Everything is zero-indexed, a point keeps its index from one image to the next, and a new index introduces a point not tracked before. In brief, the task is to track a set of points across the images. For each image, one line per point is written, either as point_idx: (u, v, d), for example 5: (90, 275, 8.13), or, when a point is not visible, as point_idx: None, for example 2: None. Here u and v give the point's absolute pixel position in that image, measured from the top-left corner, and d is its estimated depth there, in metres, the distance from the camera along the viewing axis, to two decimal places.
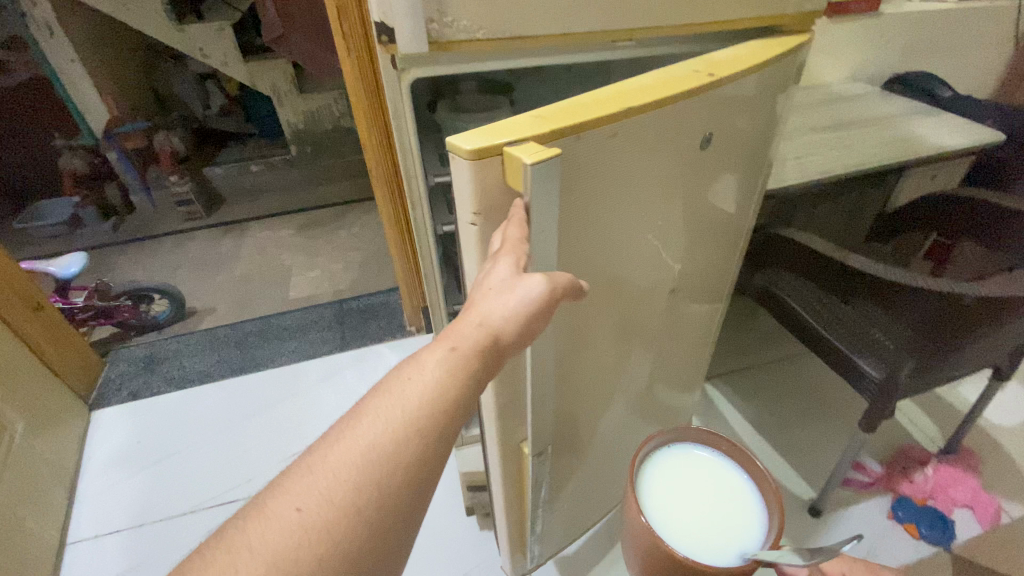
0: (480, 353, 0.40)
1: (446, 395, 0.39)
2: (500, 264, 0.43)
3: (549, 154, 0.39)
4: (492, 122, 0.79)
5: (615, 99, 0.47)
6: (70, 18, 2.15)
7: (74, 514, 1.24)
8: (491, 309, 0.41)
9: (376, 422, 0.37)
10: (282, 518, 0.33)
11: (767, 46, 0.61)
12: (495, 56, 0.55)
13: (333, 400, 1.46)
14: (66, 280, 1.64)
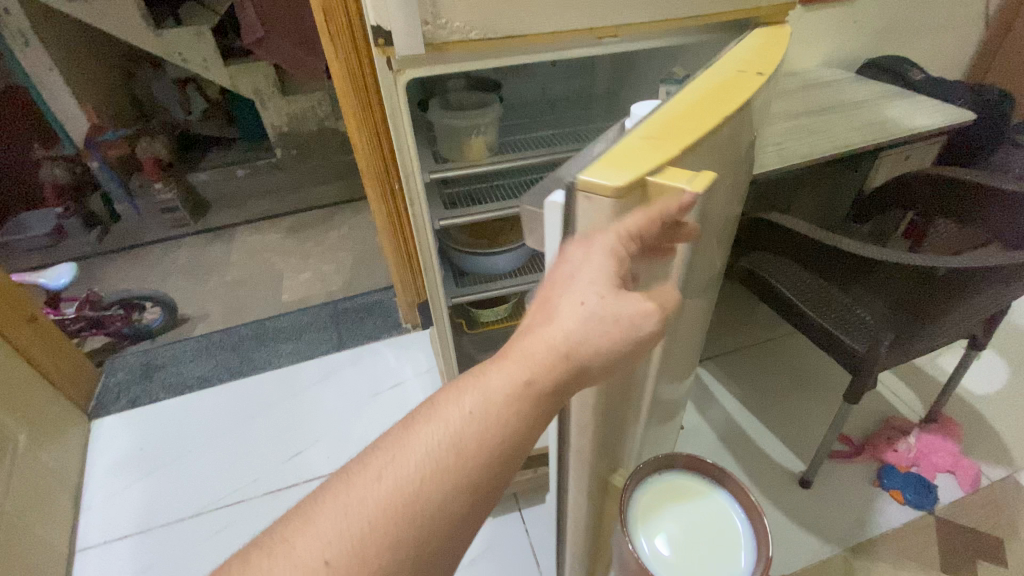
0: (543, 382, 0.41)
1: (498, 428, 0.40)
2: (596, 265, 0.41)
3: (705, 179, 0.37)
4: (484, 119, 0.81)
5: (697, 109, 0.46)
6: (46, 27, 2.13)
7: (80, 522, 1.25)
8: (569, 327, 0.41)
9: (421, 459, 0.38)
10: (310, 567, 0.34)
11: (756, 37, 0.63)
12: (487, 54, 0.57)
13: (332, 396, 1.49)
14: (56, 291, 1.63)
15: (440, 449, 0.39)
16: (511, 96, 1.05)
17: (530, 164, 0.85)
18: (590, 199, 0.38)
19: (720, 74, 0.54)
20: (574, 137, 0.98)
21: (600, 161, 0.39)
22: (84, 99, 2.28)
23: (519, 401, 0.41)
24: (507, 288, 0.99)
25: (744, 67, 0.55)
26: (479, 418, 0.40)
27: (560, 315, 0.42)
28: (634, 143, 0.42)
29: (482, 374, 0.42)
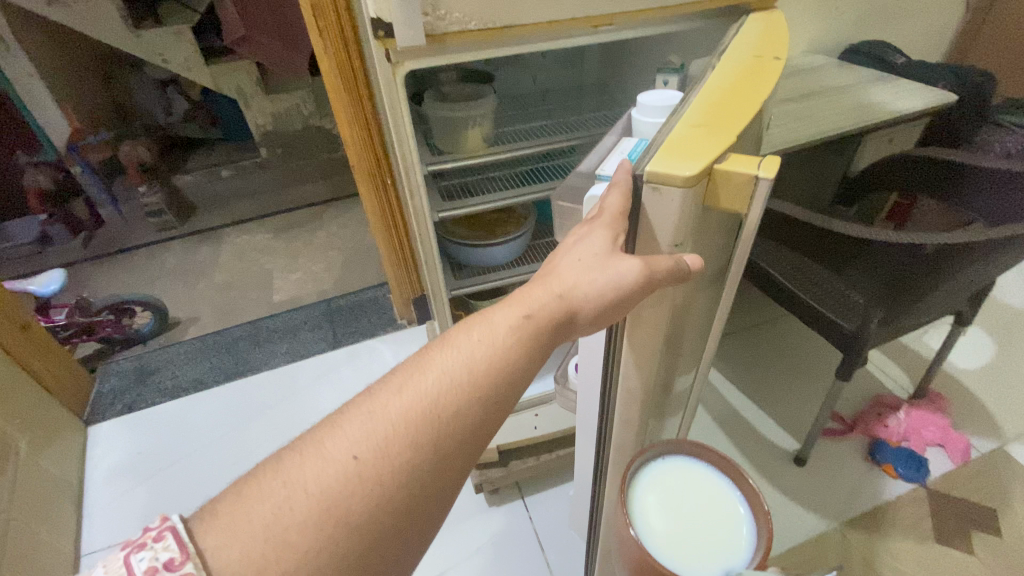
0: (553, 320, 0.45)
1: (512, 358, 0.43)
2: (596, 236, 0.46)
3: (771, 163, 0.44)
4: (480, 110, 0.81)
5: (727, 100, 0.50)
6: (23, 29, 2.08)
7: (83, 528, 1.24)
8: (568, 280, 0.46)
9: (441, 378, 0.42)
10: (337, 462, 0.37)
11: (751, 23, 0.65)
12: (484, 46, 0.58)
13: (332, 394, 1.49)
14: (45, 297, 1.61)
15: (453, 369, 0.42)
16: (503, 88, 1.06)
17: (526, 154, 0.86)
18: (658, 189, 0.44)
19: (742, 57, 0.57)
20: (567, 127, 0.99)
21: (662, 156, 0.44)
22: (64, 102, 2.24)
23: (524, 332, 0.44)
24: (505, 279, 0.99)
25: (764, 48, 0.58)
26: (487, 346, 0.43)
27: (562, 271, 0.47)
28: (687, 133, 0.46)
29: (491, 313, 0.46)
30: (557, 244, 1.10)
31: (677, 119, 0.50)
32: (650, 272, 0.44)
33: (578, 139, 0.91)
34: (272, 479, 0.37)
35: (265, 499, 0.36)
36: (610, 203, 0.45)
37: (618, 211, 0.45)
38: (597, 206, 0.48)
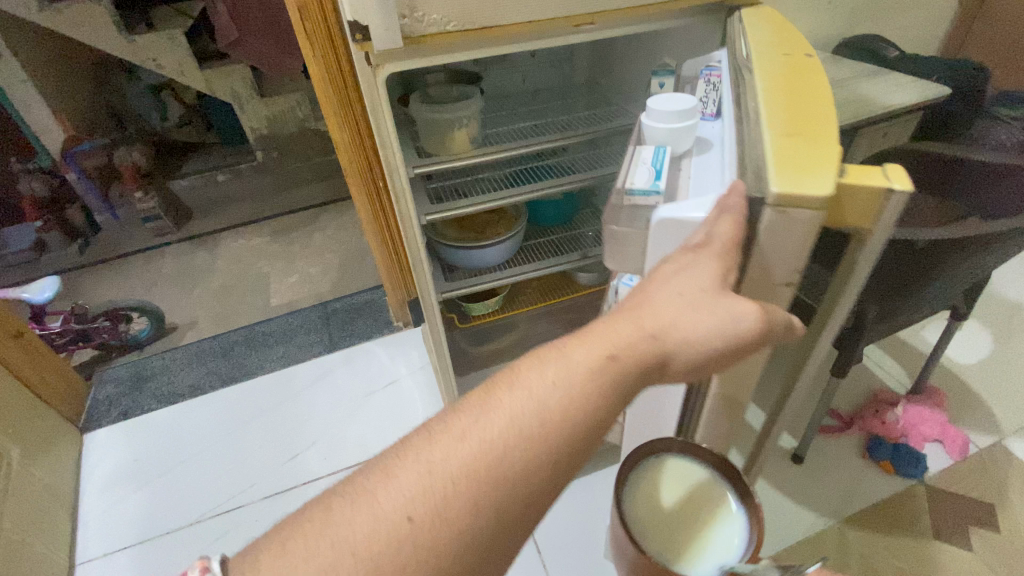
0: (638, 363, 0.41)
1: (588, 407, 0.39)
2: (703, 270, 0.43)
3: (895, 170, 0.44)
4: (465, 111, 0.81)
5: (799, 106, 0.49)
6: (14, 35, 2.07)
7: (79, 537, 1.24)
8: (663, 316, 0.42)
9: (508, 429, 0.38)
10: (389, 522, 0.35)
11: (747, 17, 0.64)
12: (462, 46, 0.58)
13: (326, 399, 1.48)
14: (41, 305, 1.60)
15: (524, 417, 0.38)
16: (492, 88, 1.05)
17: (513, 154, 0.85)
18: (786, 213, 0.42)
19: (773, 53, 0.57)
20: (559, 126, 0.98)
21: (779, 174, 0.42)
22: (58, 109, 2.24)
23: (609, 376, 0.40)
24: (495, 281, 0.99)
25: (788, 45, 0.58)
26: (565, 389, 0.40)
27: (657, 305, 0.43)
28: (785, 144, 0.45)
29: (566, 348, 0.42)
30: (546, 245, 1.11)
31: (759, 127, 0.48)
32: (735, 318, 0.42)
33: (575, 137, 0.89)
34: (311, 529, 0.36)
35: (307, 558, 0.34)
36: (720, 233, 0.44)
37: (730, 241, 0.44)
38: (699, 232, 0.46)
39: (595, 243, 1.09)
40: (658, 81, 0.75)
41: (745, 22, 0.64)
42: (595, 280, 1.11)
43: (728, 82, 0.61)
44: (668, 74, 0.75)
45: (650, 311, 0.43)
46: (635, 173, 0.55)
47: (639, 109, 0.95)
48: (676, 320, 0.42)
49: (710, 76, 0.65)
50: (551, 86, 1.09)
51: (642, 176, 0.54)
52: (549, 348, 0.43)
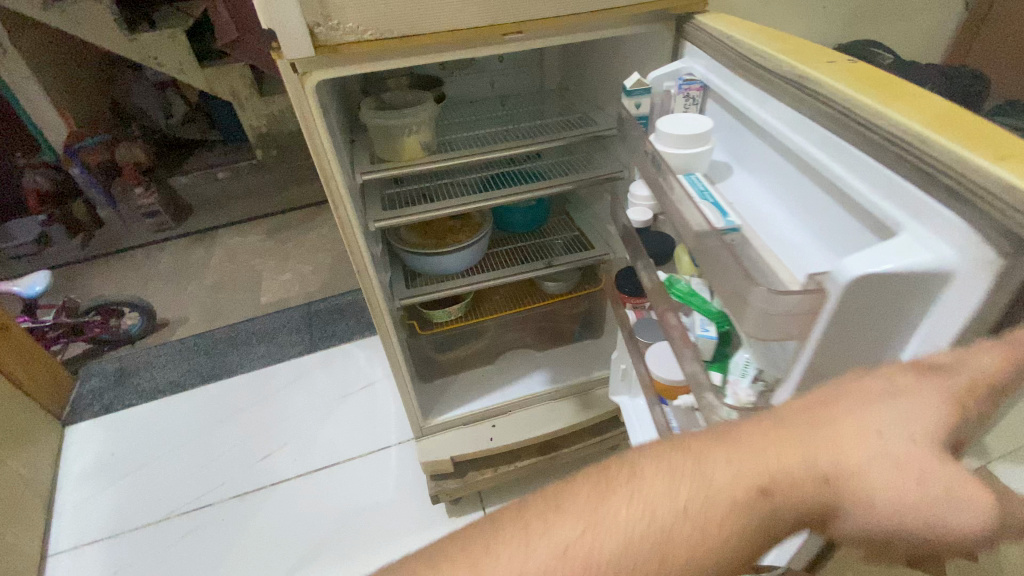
0: (798, 507, 0.33)
1: (719, 545, 0.34)
2: (905, 406, 0.32)
3: None
4: (415, 116, 0.80)
5: (953, 122, 0.37)
6: (20, 33, 2.06)
7: (53, 529, 1.25)
8: (858, 461, 0.32)
9: (618, 546, 0.34)
10: None
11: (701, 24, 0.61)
12: (382, 55, 0.59)
13: (302, 400, 1.48)
14: (32, 299, 1.62)
15: (642, 534, 0.34)
16: (457, 93, 1.04)
17: (466, 159, 0.84)
18: None
19: (809, 64, 0.48)
20: (524, 132, 0.94)
21: None
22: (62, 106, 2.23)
23: (755, 511, 0.34)
24: (455, 288, 0.98)
25: (817, 54, 0.50)
26: (697, 515, 0.34)
27: (845, 440, 0.33)
28: (1020, 168, 0.32)
29: (703, 456, 0.36)
30: (512, 253, 1.09)
31: (937, 147, 0.35)
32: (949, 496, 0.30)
33: (546, 142, 0.85)
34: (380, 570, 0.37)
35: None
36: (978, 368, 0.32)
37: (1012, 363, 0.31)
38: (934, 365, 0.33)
39: (562, 251, 1.07)
40: (634, 102, 0.64)
41: (725, 32, 0.58)
42: (562, 288, 1.10)
43: (765, 101, 0.51)
44: (646, 90, 0.64)
45: (833, 435, 0.33)
46: (693, 214, 0.49)
47: (604, 114, 0.91)
48: (871, 463, 0.32)
49: (689, 88, 0.62)
50: (520, 92, 1.08)
51: (703, 214, 0.48)
52: (682, 441, 0.37)
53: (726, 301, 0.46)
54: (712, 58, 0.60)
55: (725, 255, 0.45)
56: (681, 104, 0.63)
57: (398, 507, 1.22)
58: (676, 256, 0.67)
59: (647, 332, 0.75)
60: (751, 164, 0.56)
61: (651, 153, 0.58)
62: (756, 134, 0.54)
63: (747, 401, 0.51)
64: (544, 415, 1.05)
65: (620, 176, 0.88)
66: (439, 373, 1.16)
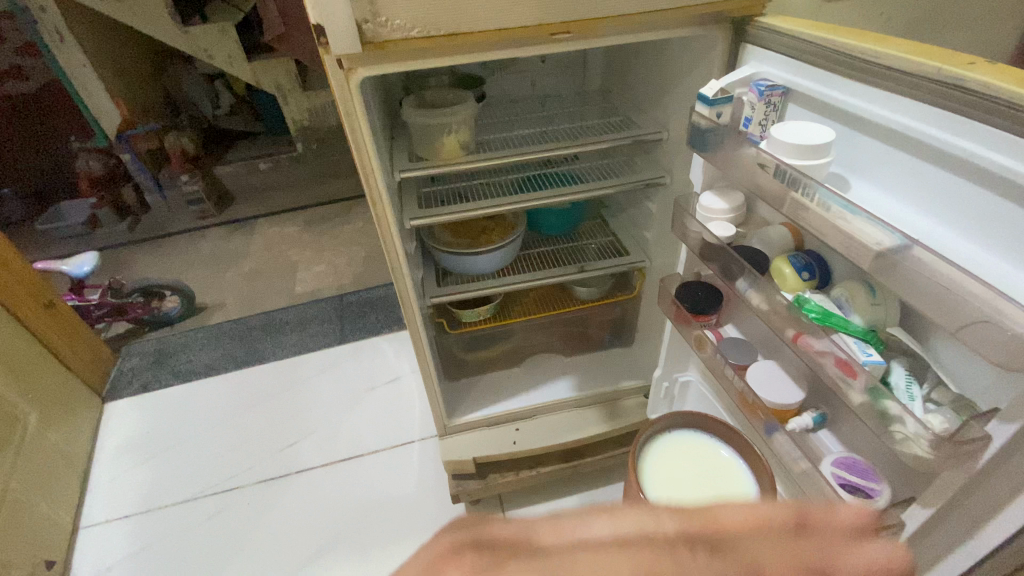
0: None
1: None
2: None
3: None
4: (454, 113, 0.80)
5: None
6: (79, 22, 2.13)
7: (87, 500, 1.31)
8: None
9: None
10: None
11: (770, 25, 0.58)
12: (428, 53, 0.59)
13: (328, 391, 1.50)
14: (80, 278, 1.68)
15: None
16: (498, 93, 1.04)
17: (508, 159, 0.83)
18: None
19: (946, 62, 0.42)
20: (564, 134, 0.92)
21: None
22: (116, 92, 2.30)
23: None
24: (488, 289, 0.97)
25: (951, 54, 0.44)
26: None
27: None
28: None
29: None
30: (547, 255, 1.08)
31: None
32: None
33: (595, 143, 0.84)
34: None
35: None
36: None
37: None
38: None
39: (595, 257, 1.05)
40: (715, 112, 0.58)
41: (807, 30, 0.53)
42: (594, 294, 1.08)
43: (900, 103, 0.45)
44: (729, 99, 0.58)
45: None
46: (867, 231, 0.43)
47: (649, 118, 0.88)
48: None
49: (771, 94, 0.55)
50: (562, 92, 1.06)
51: (879, 228, 0.42)
52: None
53: (954, 331, 0.38)
54: (786, 58, 0.55)
55: (953, 274, 0.38)
56: (762, 112, 0.56)
57: (417, 505, 1.22)
58: (773, 269, 0.57)
59: (733, 352, 0.69)
60: (882, 174, 0.49)
61: (771, 165, 0.52)
62: (884, 139, 0.48)
63: (942, 426, 0.42)
64: (571, 421, 1.04)
65: (662, 182, 0.85)
66: (465, 373, 1.16)
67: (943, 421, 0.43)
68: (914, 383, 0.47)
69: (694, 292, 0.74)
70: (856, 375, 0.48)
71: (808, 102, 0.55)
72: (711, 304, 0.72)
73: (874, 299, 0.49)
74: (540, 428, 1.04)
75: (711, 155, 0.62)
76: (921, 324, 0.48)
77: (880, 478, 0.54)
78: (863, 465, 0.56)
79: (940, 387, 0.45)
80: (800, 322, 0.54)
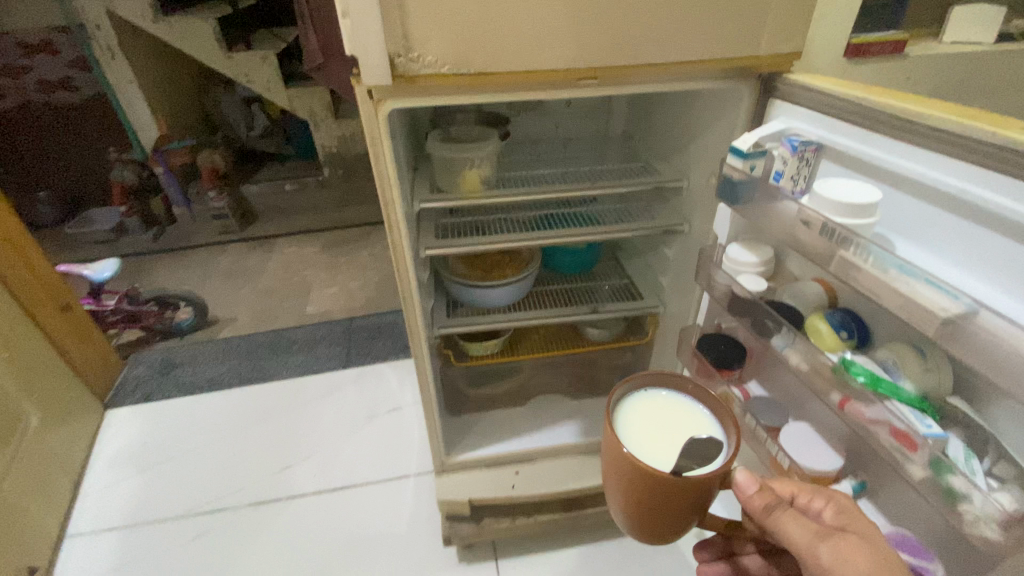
0: None
1: None
2: None
3: None
4: (477, 149, 0.81)
5: None
6: (131, 42, 2.25)
7: (76, 509, 1.28)
8: None
9: None
10: None
11: (802, 80, 0.57)
12: (458, 89, 0.60)
13: (330, 415, 1.48)
14: (99, 283, 1.71)
15: None
16: (522, 133, 1.05)
17: (529, 195, 0.83)
18: None
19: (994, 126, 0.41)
20: (585, 176, 0.93)
21: None
22: (157, 107, 2.39)
23: None
24: (499, 323, 0.95)
25: (997, 117, 0.43)
26: None
27: None
28: None
29: None
30: (561, 293, 1.07)
31: None
32: None
33: (616, 187, 0.84)
34: None
35: None
36: None
37: None
38: None
39: (608, 298, 1.04)
40: (749, 165, 0.56)
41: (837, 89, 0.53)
42: (605, 336, 1.06)
43: (949, 164, 0.43)
44: (763, 152, 0.56)
45: None
46: (928, 296, 0.40)
47: (671, 166, 0.88)
48: None
49: (805, 149, 0.53)
50: (584, 135, 1.08)
51: (942, 293, 0.40)
52: None
53: None
54: (818, 115, 0.55)
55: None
56: (794, 167, 0.54)
57: (407, 545, 1.17)
58: (808, 325, 0.54)
59: (766, 413, 0.63)
60: (930, 235, 0.47)
61: (817, 223, 0.49)
62: (930, 200, 0.47)
63: (1012, 505, 0.37)
64: (574, 469, 1.00)
65: (680, 229, 0.85)
66: (467, 408, 1.13)
67: (1010, 500, 0.38)
68: (972, 456, 0.42)
69: (717, 344, 0.70)
70: (916, 448, 0.42)
71: (846, 159, 0.54)
72: (736, 358, 0.68)
73: (925, 362, 0.46)
74: (542, 469, 1.01)
75: (740, 208, 0.60)
76: (979, 395, 0.44)
77: (934, 555, 0.49)
78: (917, 542, 0.51)
79: (1003, 461, 0.40)
80: (845, 384, 0.48)
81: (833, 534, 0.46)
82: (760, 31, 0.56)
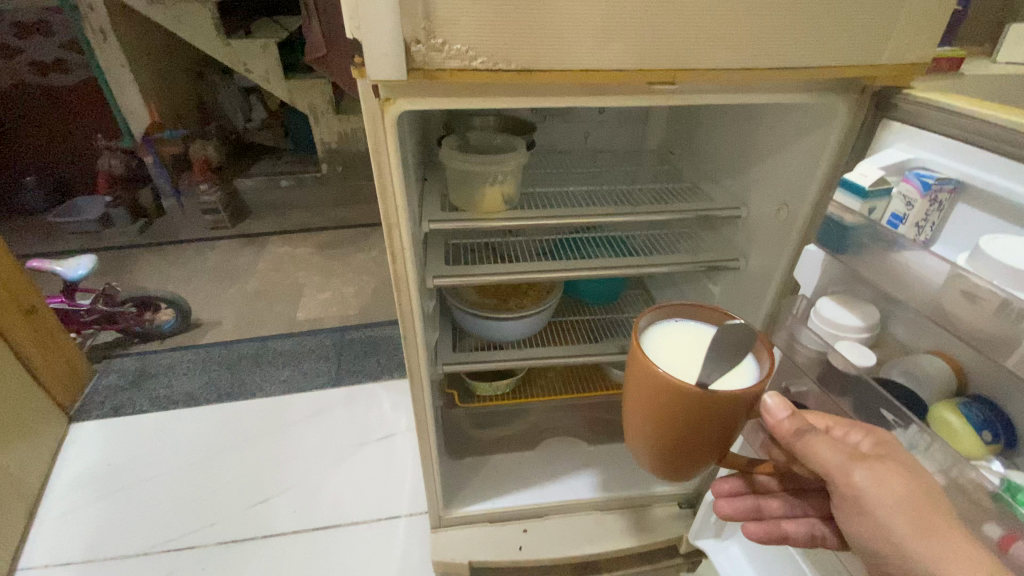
0: None
1: None
2: None
3: None
4: (501, 161, 0.68)
5: None
6: (124, 24, 2.11)
7: (28, 539, 1.15)
8: None
9: None
10: None
11: (936, 98, 0.45)
12: (486, 90, 0.47)
13: (316, 439, 1.35)
14: (74, 281, 1.56)
15: None
16: (547, 142, 0.93)
17: (558, 218, 0.70)
18: None
19: None
20: (618, 197, 0.80)
21: None
22: (149, 93, 2.25)
23: None
24: (515, 362, 0.82)
25: None
26: None
27: None
28: None
29: None
30: (583, 326, 0.95)
31: None
32: None
33: (660, 212, 0.71)
34: None
35: None
36: None
37: None
38: None
39: None
40: (868, 207, 0.47)
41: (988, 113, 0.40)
42: None
43: None
44: (886, 192, 0.46)
45: None
46: None
47: (723, 190, 0.76)
48: None
49: (940, 189, 0.43)
50: (616, 148, 0.96)
51: None
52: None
53: None
54: (955, 145, 0.42)
55: None
56: (923, 212, 0.44)
57: None
58: (934, 415, 0.45)
59: None
60: None
61: (993, 300, 0.38)
62: None
63: None
64: (591, 529, 0.88)
65: (734, 266, 0.73)
66: (470, 451, 1.00)
67: None
68: None
69: None
70: None
71: (998, 206, 0.41)
72: None
73: None
74: (556, 528, 0.88)
75: (848, 258, 0.49)
76: None
77: None
78: None
79: None
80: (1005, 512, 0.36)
81: (869, 458, 0.41)
82: (884, 31, 0.44)
